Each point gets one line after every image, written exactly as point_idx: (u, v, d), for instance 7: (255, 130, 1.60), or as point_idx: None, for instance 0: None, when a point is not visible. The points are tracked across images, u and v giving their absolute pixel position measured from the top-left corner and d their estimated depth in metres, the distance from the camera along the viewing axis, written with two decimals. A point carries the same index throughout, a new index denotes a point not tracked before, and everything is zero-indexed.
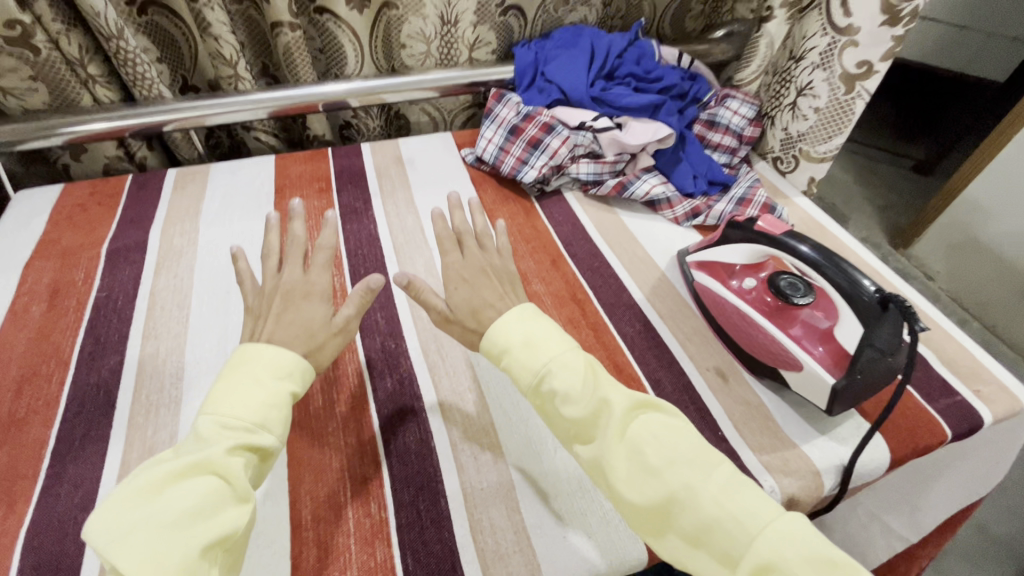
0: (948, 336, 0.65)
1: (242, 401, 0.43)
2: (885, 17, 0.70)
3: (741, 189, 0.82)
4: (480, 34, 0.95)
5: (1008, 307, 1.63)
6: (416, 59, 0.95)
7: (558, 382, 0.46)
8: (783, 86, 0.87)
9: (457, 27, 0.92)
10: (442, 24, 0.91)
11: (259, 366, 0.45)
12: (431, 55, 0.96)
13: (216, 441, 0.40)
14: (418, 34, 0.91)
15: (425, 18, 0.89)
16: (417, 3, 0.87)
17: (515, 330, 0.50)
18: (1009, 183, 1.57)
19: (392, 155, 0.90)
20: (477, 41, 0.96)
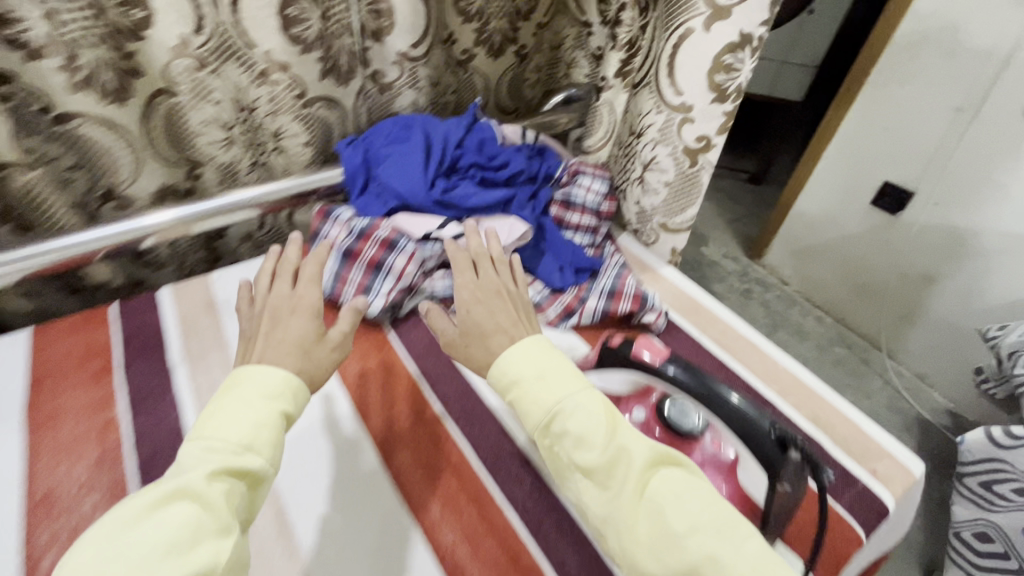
0: (836, 412, 0.65)
1: (232, 424, 0.43)
2: (714, 95, 0.70)
3: (609, 280, 0.75)
4: (283, 123, 0.80)
5: (851, 302, 1.83)
6: (217, 147, 0.78)
7: (568, 420, 0.47)
8: (628, 161, 0.86)
9: (255, 113, 0.78)
10: (237, 109, 0.76)
11: (249, 388, 0.46)
12: (234, 139, 0.79)
13: (196, 468, 0.39)
14: (212, 120, 0.75)
15: (217, 103, 0.74)
16: (201, 86, 0.71)
17: (529, 363, 0.52)
18: (827, 194, 1.76)
19: (202, 300, 0.72)
20: (280, 130, 0.81)
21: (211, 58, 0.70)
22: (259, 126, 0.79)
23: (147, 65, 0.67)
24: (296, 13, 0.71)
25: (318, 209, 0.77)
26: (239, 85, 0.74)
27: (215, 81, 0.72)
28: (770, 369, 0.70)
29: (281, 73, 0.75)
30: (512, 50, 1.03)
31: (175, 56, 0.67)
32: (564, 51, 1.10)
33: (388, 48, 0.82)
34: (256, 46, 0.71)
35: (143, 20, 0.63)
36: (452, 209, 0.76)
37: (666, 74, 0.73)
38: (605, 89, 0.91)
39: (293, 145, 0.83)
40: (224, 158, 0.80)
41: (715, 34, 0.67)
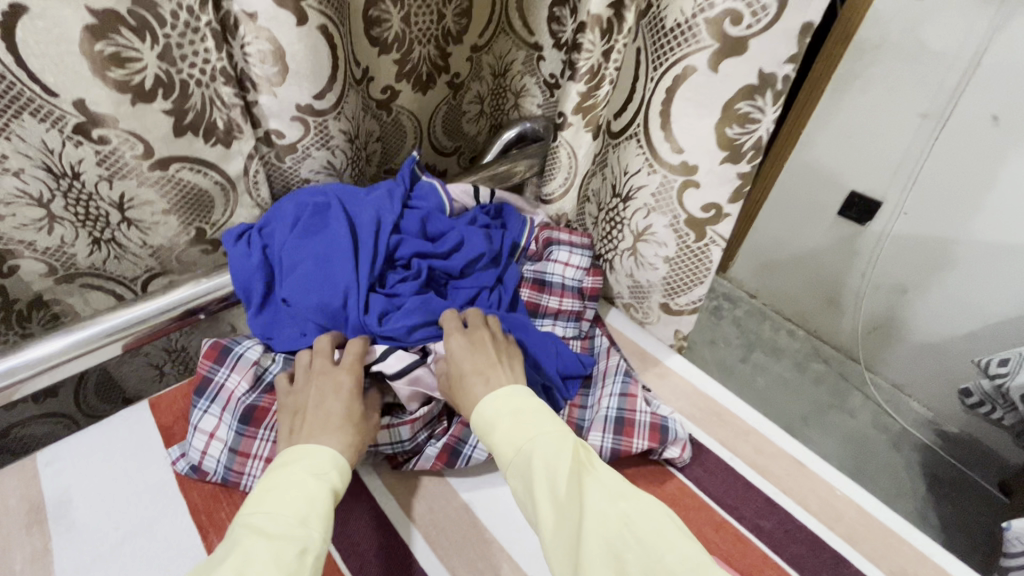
0: (922, 559, 0.51)
1: (286, 505, 0.40)
2: (725, 152, 0.52)
3: (612, 405, 0.57)
4: (125, 190, 0.56)
5: (822, 314, 1.76)
6: (33, 229, 0.54)
7: (539, 460, 0.43)
8: (613, 227, 0.67)
9: (83, 181, 0.54)
10: (53, 177, 0.52)
11: (303, 462, 0.44)
12: (58, 217, 0.55)
13: (255, 550, 0.37)
14: (15, 197, 0.51)
15: (19, 175, 0.50)
16: None
17: (502, 404, 0.48)
18: (791, 204, 1.67)
19: (28, 502, 0.48)
20: (126, 198, 0.57)
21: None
22: (93, 198, 0.56)
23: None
24: (114, 50, 0.47)
25: (212, 342, 0.57)
26: (49, 145, 0.50)
27: (8, 146, 0.48)
28: (828, 501, 0.54)
29: (107, 128, 0.51)
30: (445, 80, 0.83)
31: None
32: (511, 78, 0.90)
33: (282, 99, 0.58)
34: (59, 96, 0.47)
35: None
36: (388, 332, 0.55)
37: (658, 125, 0.55)
38: (563, 127, 0.65)
39: (147, 215, 0.60)
40: (49, 242, 0.56)
41: (725, 75, 0.49)
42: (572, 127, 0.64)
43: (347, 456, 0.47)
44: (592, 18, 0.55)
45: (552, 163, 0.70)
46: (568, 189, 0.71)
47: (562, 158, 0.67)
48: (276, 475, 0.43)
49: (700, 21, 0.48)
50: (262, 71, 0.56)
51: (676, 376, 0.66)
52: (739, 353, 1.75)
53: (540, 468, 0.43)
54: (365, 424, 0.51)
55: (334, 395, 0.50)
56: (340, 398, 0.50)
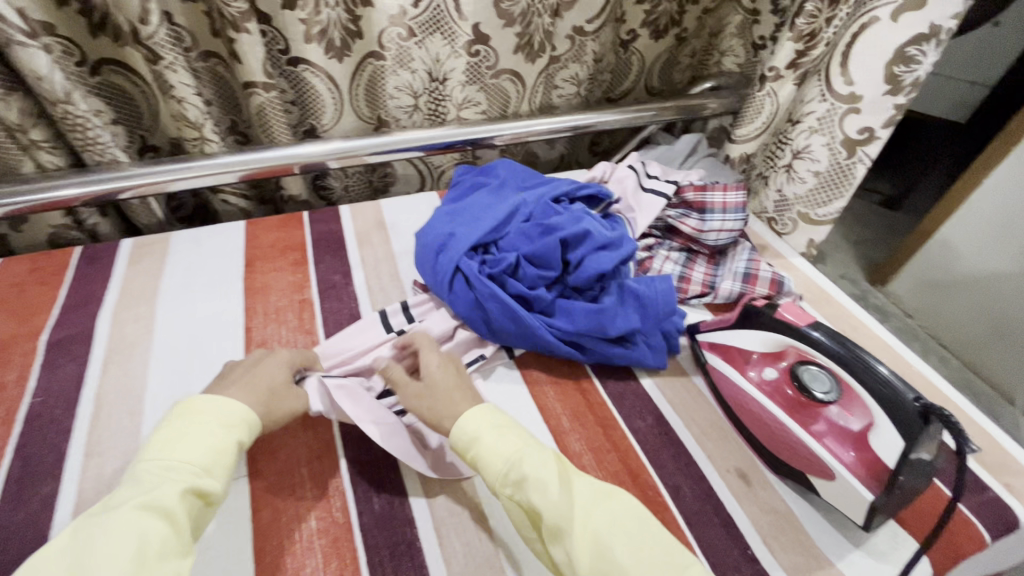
0: (971, 423, 0.63)
1: (194, 448, 0.43)
2: (889, 86, 0.70)
3: (741, 265, 0.76)
4: (469, 94, 0.89)
5: (987, 346, 1.65)
6: (402, 113, 0.89)
7: (529, 469, 0.46)
8: (778, 146, 0.86)
9: (445, 85, 0.87)
10: (430, 80, 0.85)
11: (211, 415, 0.45)
12: (418, 108, 0.89)
13: (165, 483, 0.40)
14: (406, 87, 0.85)
15: (413, 72, 0.84)
16: (405, 56, 0.81)
17: (488, 425, 0.49)
18: (981, 225, 1.59)
19: (374, 219, 0.84)
20: (464, 101, 0.90)
21: (419, 30, 0.78)
22: (443, 101, 0.89)
23: (367, 29, 0.77)
24: None
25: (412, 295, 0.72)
26: (439, 57, 0.83)
27: (419, 53, 0.81)
28: (903, 370, 0.68)
29: (482, 46, 0.83)
30: (675, 33, 1.04)
31: (390, 24, 0.77)
32: (723, 39, 1.09)
33: (566, 22, 0.86)
34: (466, 19, 0.78)
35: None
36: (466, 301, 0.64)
37: (838, 62, 0.73)
38: (772, 79, 0.82)
39: (473, 114, 0.93)
40: (406, 124, 0.91)
41: (903, 24, 0.65)
42: (779, 78, 0.81)
43: (257, 415, 0.48)
44: None
45: (757, 108, 0.85)
46: (755, 135, 0.88)
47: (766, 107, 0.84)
48: (183, 424, 0.44)
49: None
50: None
51: (801, 272, 0.83)
52: None
53: (529, 478, 0.45)
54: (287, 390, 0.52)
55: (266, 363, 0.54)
56: (273, 366, 0.54)
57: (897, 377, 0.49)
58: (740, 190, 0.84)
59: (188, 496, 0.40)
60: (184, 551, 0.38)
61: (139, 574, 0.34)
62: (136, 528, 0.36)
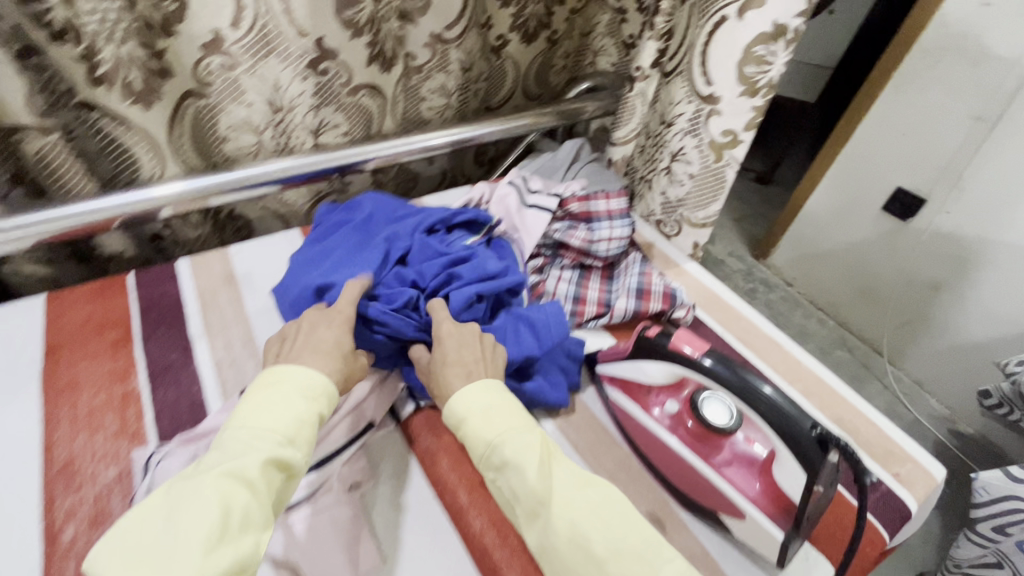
0: (859, 415, 0.65)
1: (275, 418, 0.43)
2: (744, 87, 0.69)
3: (634, 280, 0.73)
4: (326, 116, 0.78)
5: (854, 306, 1.83)
6: (246, 153, 0.76)
7: (510, 451, 0.46)
8: (657, 150, 0.84)
9: (291, 113, 0.75)
10: (272, 111, 0.73)
11: (287, 386, 0.45)
12: (264, 145, 0.76)
13: (248, 454, 0.40)
14: (242, 123, 0.72)
15: (250, 105, 0.71)
16: (233, 87, 0.68)
17: (476, 402, 0.49)
18: (838, 197, 1.74)
19: (220, 273, 0.70)
20: (321, 125, 0.78)
21: (244, 56, 0.66)
22: (292, 131, 0.77)
23: (176, 63, 0.63)
24: None
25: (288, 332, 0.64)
26: (279, 84, 0.71)
27: (250, 82, 0.69)
28: (794, 369, 0.69)
29: (330, 62, 0.72)
30: (545, 36, 0.98)
31: (204, 53, 0.64)
32: (594, 38, 1.06)
33: (422, 29, 0.78)
34: (306, 35, 0.68)
35: (176, 11, 0.60)
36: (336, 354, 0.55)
37: (699, 62, 0.71)
38: (637, 79, 0.80)
39: (333, 139, 0.81)
40: None
41: (747, 22, 0.64)
42: (647, 77, 0.80)
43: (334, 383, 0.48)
44: None
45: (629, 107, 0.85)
46: (633, 136, 0.87)
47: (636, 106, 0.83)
48: (263, 396, 0.44)
49: None
50: (415, 5, 0.75)
51: (691, 277, 0.82)
52: None
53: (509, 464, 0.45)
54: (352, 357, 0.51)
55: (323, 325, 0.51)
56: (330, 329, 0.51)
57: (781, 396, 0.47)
58: (623, 197, 0.83)
59: (270, 469, 0.40)
60: (264, 522, 0.39)
61: (217, 545, 0.35)
62: (221, 497, 0.37)
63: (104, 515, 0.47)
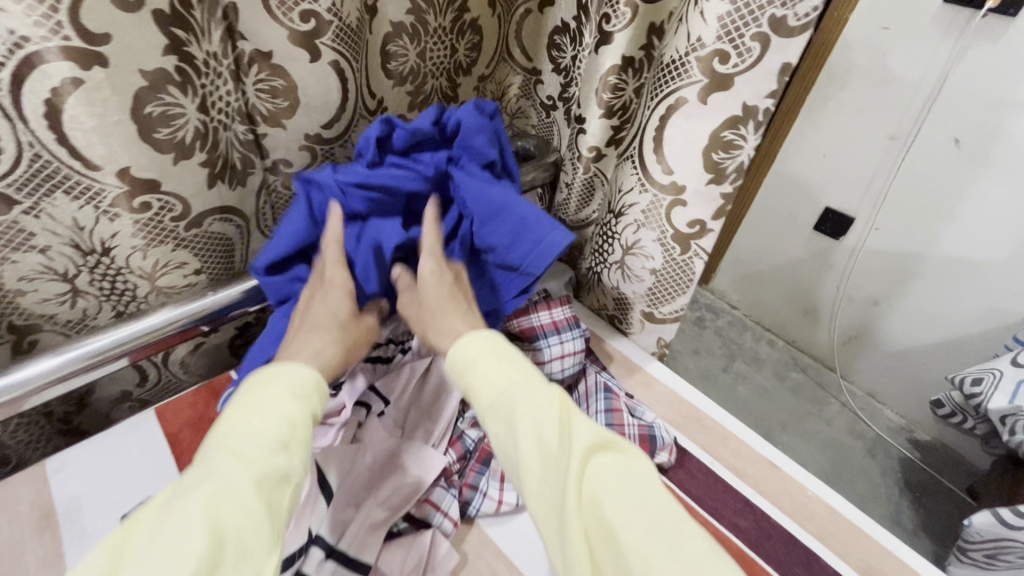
0: (887, 555, 0.55)
1: (266, 418, 0.37)
2: (711, 175, 0.57)
3: (600, 421, 0.59)
4: (160, 256, 0.58)
5: (800, 324, 1.81)
6: (54, 304, 0.55)
7: (521, 404, 0.39)
8: (605, 241, 0.72)
9: (111, 255, 0.55)
10: (81, 253, 0.53)
11: (281, 383, 0.40)
12: (82, 291, 0.56)
13: (238, 465, 0.34)
14: (41, 271, 0.52)
15: (45, 251, 0.51)
16: (14, 235, 0.48)
17: (487, 347, 0.44)
18: (767, 220, 1.73)
19: (30, 511, 0.49)
20: (159, 266, 0.59)
21: (19, 197, 0.46)
22: (123, 272, 0.57)
23: None
24: (162, 110, 0.48)
25: None
26: (80, 222, 0.51)
27: (36, 224, 0.48)
28: (801, 502, 0.58)
29: (151, 196, 0.52)
30: (454, 109, 0.84)
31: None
32: (508, 101, 0.93)
33: (291, 131, 0.62)
34: (101, 167, 0.48)
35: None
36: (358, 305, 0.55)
37: (651, 148, 0.59)
38: (598, 159, 0.69)
39: (177, 280, 0.61)
40: (70, 315, 0.57)
41: (713, 106, 0.53)
42: (601, 156, 0.68)
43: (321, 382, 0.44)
44: (621, 61, 0.60)
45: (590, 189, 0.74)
46: (592, 216, 0.76)
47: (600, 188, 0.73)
48: (256, 393, 0.39)
49: (692, 59, 0.52)
50: (274, 105, 0.59)
51: (659, 384, 0.70)
52: (722, 362, 1.80)
53: (523, 406, 0.39)
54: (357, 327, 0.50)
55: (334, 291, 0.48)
56: (337, 298, 0.49)
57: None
58: (567, 303, 0.68)
59: (269, 485, 0.35)
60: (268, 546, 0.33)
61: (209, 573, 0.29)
62: (212, 513, 0.31)
63: None
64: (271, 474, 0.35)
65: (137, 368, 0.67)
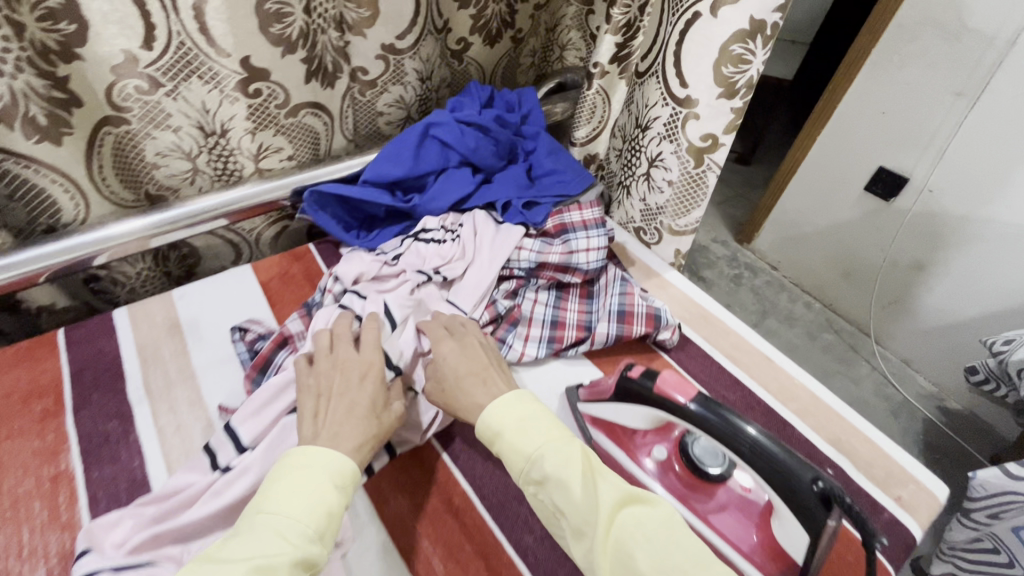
0: (857, 432, 0.62)
1: (305, 506, 0.41)
2: (721, 89, 0.63)
3: (615, 301, 0.68)
4: (264, 140, 0.71)
5: (839, 287, 1.80)
6: (178, 180, 0.69)
7: (549, 466, 0.43)
8: (633, 155, 0.79)
9: (227, 137, 0.68)
10: (204, 136, 0.67)
11: (323, 469, 0.43)
12: (200, 171, 0.70)
13: (279, 549, 0.38)
14: (173, 151, 0.66)
15: (179, 131, 0.65)
16: (156, 115, 0.62)
17: (510, 414, 0.48)
18: (815, 178, 1.71)
19: (164, 321, 0.64)
20: (261, 149, 0.72)
21: (164, 79, 0.59)
22: (236, 153, 0.71)
23: (85, 92, 0.56)
24: (277, 7, 0.60)
25: (239, 335, 0.62)
26: (207, 105, 0.64)
27: (174, 106, 0.62)
28: (785, 386, 0.66)
29: (263, 82, 0.65)
30: (510, 35, 0.92)
31: (118, 77, 0.57)
32: (560, 32, 0.99)
33: (370, 41, 0.72)
34: (230, 55, 0.61)
35: (75, 34, 0.52)
36: (428, 207, 0.74)
37: (672, 63, 0.66)
38: (598, 76, 0.78)
39: (276, 162, 0.75)
40: (190, 191, 0.72)
41: (722, 20, 0.59)
42: (605, 73, 0.77)
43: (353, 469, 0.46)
44: None
45: (596, 108, 0.82)
46: (598, 132, 0.85)
47: (600, 106, 0.81)
48: (297, 472, 0.43)
49: None
50: (357, 14, 0.69)
51: (674, 287, 0.78)
52: (753, 318, 1.82)
53: (551, 478, 0.43)
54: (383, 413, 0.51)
55: (361, 382, 0.52)
56: (359, 386, 0.52)
57: (767, 435, 0.43)
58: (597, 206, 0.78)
59: (300, 569, 0.38)
60: None
61: None
62: None
63: None
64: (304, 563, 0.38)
65: (235, 242, 0.82)
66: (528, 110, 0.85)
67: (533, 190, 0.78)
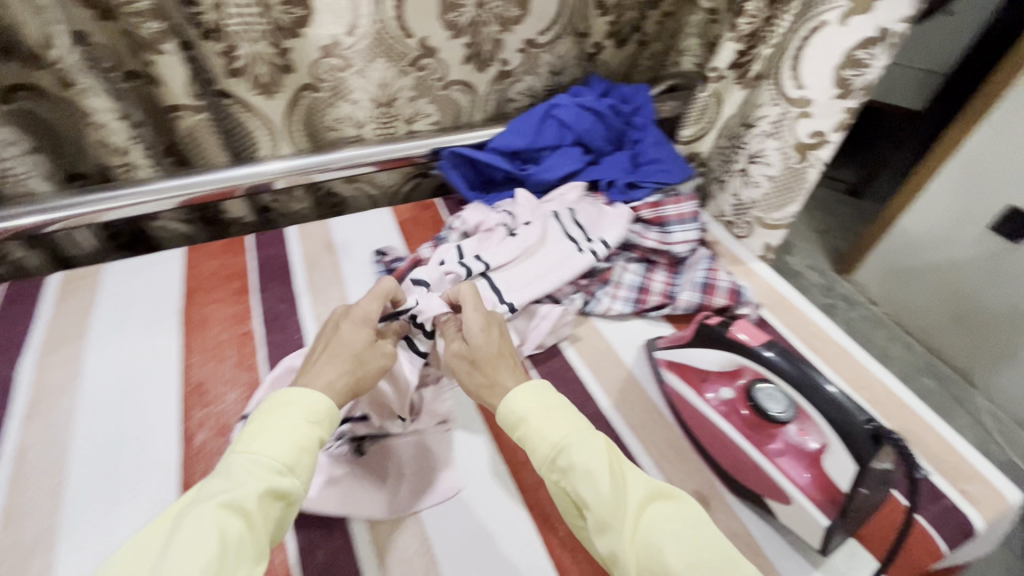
0: (929, 429, 0.63)
1: (278, 443, 0.42)
2: (838, 90, 0.68)
3: (700, 275, 0.74)
4: (418, 108, 0.86)
5: (949, 332, 1.63)
6: (346, 139, 0.86)
7: (577, 455, 0.44)
8: (733, 151, 0.85)
9: (392, 106, 0.84)
10: (375, 106, 0.83)
11: (296, 409, 0.44)
12: (365, 137, 0.87)
13: (250, 481, 0.40)
14: (347, 119, 0.83)
15: (355, 103, 0.81)
16: (342, 88, 0.78)
17: (533, 398, 0.48)
18: (941, 215, 1.55)
19: (322, 241, 0.80)
20: (415, 115, 0.87)
21: (356, 58, 0.75)
22: (394, 119, 0.86)
23: (298, 60, 0.73)
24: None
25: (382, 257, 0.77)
26: (383, 80, 0.80)
27: (359, 82, 0.78)
28: (860, 375, 0.69)
29: (429, 59, 0.80)
30: (636, 39, 1.01)
31: (322, 54, 0.73)
32: (679, 38, 1.05)
33: (516, 35, 0.84)
34: (411, 36, 0.76)
35: (303, 17, 0.68)
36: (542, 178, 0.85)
37: (791, 67, 0.71)
38: (713, 78, 0.81)
39: (423, 126, 0.90)
40: None
41: (853, 28, 0.64)
42: (722, 78, 0.80)
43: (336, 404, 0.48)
44: None
45: (708, 108, 0.85)
46: (704, 133, 0.87)
47: (717, 108, 0.84)
48: (278, 411, 0.45)
49: None
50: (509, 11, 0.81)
51: (758, 275, 0.82)
52: None
53: (576, 467, 0.43)
54: (372, 352, 0.52)
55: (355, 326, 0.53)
56: (357, 331, 0.53)
57: (846, 395, 0.49)
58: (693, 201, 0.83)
59: (270, 499, 0.40)
60: (257, 555, 0.38)
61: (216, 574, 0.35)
62: (215, 528, 0.37)
63: (227, 428, 0.57)
64: (274, 493, 0.40)
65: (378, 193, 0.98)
66: (638, 104, 0.93)
67: (636, 174, 0.86)
